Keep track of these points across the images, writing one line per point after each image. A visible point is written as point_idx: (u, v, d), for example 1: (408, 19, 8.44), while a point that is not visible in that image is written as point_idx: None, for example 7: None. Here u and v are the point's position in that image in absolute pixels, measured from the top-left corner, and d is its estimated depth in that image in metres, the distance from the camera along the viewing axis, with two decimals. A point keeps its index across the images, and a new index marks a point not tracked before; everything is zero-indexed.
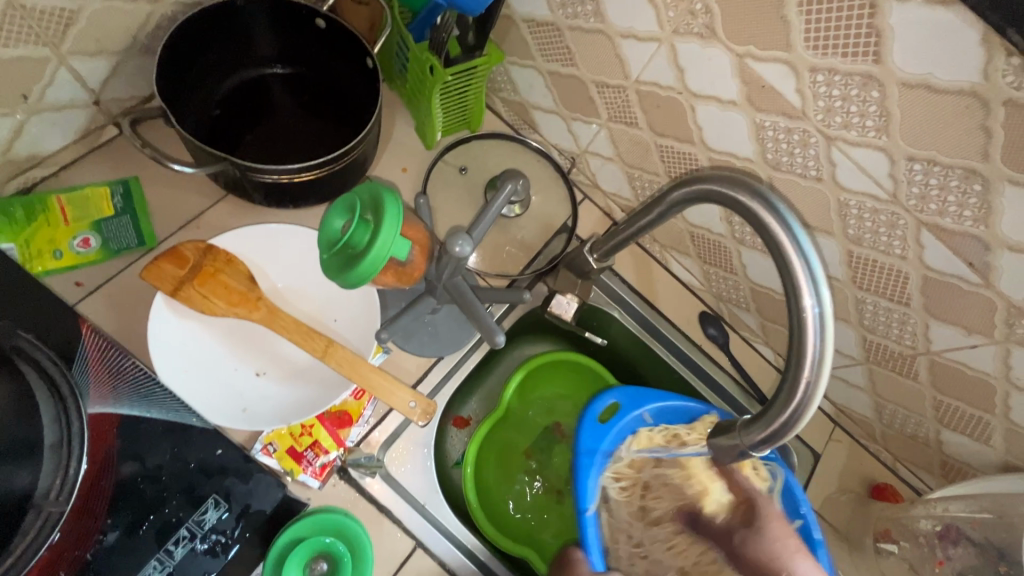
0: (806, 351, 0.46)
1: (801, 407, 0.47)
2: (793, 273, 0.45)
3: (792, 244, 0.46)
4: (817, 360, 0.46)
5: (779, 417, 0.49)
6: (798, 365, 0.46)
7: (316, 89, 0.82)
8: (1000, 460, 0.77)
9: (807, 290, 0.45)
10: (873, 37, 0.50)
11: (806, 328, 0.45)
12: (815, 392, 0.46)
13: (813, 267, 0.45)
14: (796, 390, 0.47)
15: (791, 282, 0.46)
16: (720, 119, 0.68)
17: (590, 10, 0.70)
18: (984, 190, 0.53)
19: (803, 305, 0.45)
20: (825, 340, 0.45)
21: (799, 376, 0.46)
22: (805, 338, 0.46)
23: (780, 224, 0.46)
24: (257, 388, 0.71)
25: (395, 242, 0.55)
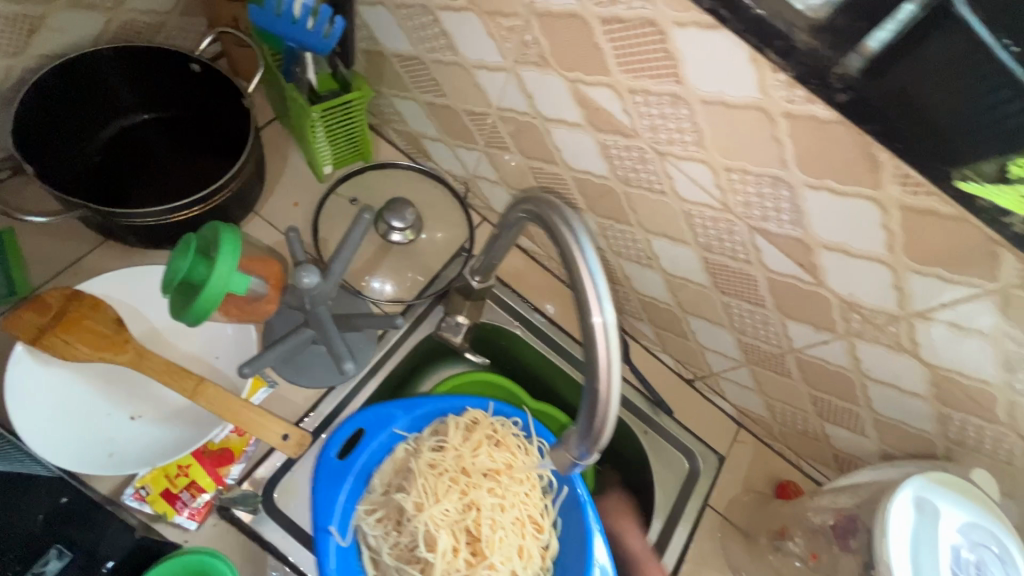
0: (598, 364, 0.49)
1: (600, 418, 0.50)
2: (583, 291, 0.49)
3: (584, 265, 0.49)
4: (608, 372, 0.49)
5: (585, 428, 0.52)
6: (593, 378, 0.49)
7: (198, 131, 0.84)
8: (877, 450, 0.80)
9: (595, 307, 0.48)
10: (669, 60, 0.54)
11: (596, 341, 0.48)
12: (611, 403, 0.49)
13: (601, 286, 0.49)
14: (593, 402, 0.50)
15: (582, 299, 0.49)
16: (572, 140, 0.71)
17: (444, 43, 0.74)
18: (791, 195, 0.57)
19: (592, 321, 0.48)
20: (612, 355, 0.49)
21: (594, 389, 0.49)
22: (595, 351, 0.49)
23: (577, 247, 0.50)
24: (130, 432, 0.70)
25: (232, 276, 0.57)
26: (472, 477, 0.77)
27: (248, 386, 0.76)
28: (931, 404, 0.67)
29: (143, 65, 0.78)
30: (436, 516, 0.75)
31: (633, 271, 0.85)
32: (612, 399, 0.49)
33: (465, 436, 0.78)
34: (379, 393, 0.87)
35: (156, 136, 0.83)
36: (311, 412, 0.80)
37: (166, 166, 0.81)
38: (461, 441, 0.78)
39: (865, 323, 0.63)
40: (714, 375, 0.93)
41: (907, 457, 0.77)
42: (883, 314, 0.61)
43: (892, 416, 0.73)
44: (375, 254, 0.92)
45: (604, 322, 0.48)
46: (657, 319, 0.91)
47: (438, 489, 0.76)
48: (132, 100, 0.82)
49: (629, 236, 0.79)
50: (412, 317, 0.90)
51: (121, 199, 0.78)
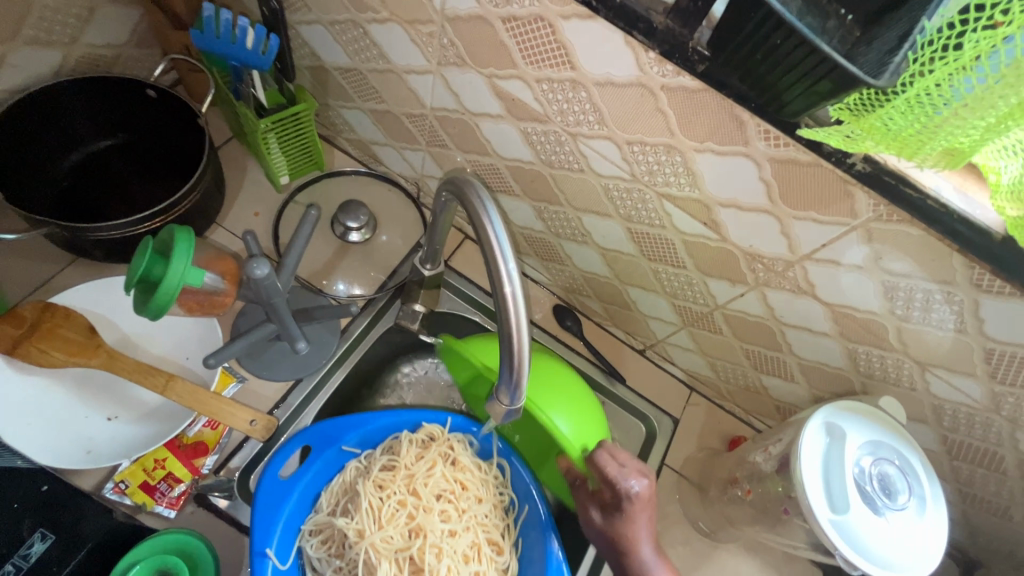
0: (509, 328, 0.56)
1: (515, 375, 0.58)
2: (496, 266, 0.56)
3: (496, 242, 0.56)
4: (519, 335, 0.56)
5: (505, 387, 0.59)
6: (506, 341, 0.56)
7: (160, 152, 0.90)
8: (808, 394, 0.86)
9: (506, 278, 0.55)
10: (562, 49, 0.61)
11: (507, 308, 0.55)
12: (523, 362, 0.57)
13: (510, 260, 0.56)
14: (509, 363, 0.57)
15: (495, 272, 0.56)
16: (498, 131, 0.78)
17: (376, 54, 0.81)
18: (684, 160, 0.64)
19: (503, 291, 0.55)
20: (521, 318, 0.56)
21: (507, 351, 0.57)
22: (506, 316, 0.56)
23: (489, 225, 0.57)
24: (107, 431, 0.75)
25: (188, 270, 0.63)
26: (421, 499, 0.86)
27: (217, 381, 0.82)
28: (839, 341, 0.73)
29: (101, 94, 0.84)
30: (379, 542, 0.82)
31: (573, 250, 0.92)
32: (524, 358, 0.57)
33: (418, 455, 0.87)
34: (346, 385, 0.92)
35: (120, 159, 0.90)
36: (281, 403, 0.85)
37: (130, 186, 0.88)
38: (414, 460, 0.87)
39: (769, 271, 0.70)
40: (661, 343, 1.00)
41: (833, 397, 0.83)
42: (780, 261, 0.68)
43: (811, 359, 0.79)
44: (333, 255, 0.98)
45: (513, 291, 0.55)
46: (602, 294, 0.98)
47: (386, 511, 0.84)
48: (94, 128, 0.88)
49: (563, 216, 0.86)
50: (372, 312, 0.95)
51: (91, 218, 0.84)
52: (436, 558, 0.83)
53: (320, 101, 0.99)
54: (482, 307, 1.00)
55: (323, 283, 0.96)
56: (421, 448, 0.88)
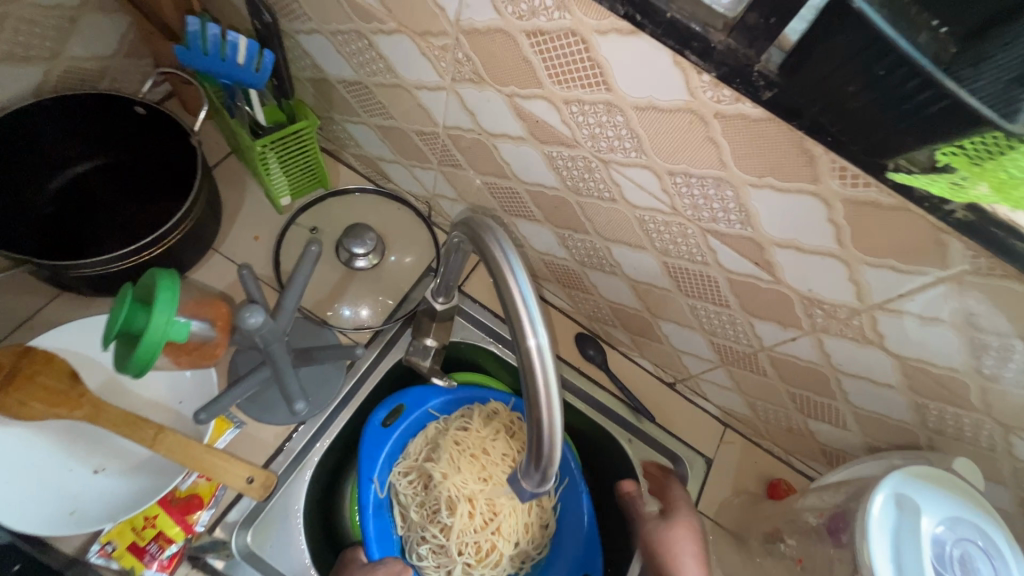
0: (535, 386, 0.47)
1: (547, 442, 0.48)
2: (517, 316, 0.48)
3: (516, 289, 0.49)
4: (547, 395, 0.47)
5: (533, 453, 0.49)
6: (532, 401, 0.48)
7: (151, 174, 0.83)
8: (862, 443, 0.78)
9: (529, 329, 0.47)
10: (596, 69, 0.53)
11: (531, 364, 0.47)
12: (555, 426, 0.48)
13: (534, 309, 0.48)
14: (537, 426, 0.48)
15: (515, 322, 0.48)
16: (519, 153, 0.70)
17: (383, 67, 0.73)
18: (736, 196, 0.55)
19: (526, 343, 0.47)
20: (549, 376, 0.47)
21: (535, 414, 0.48)
22: (532, 373, 0.47)
23: (508, 269, 0.49)
24: (93, 487, 0.69)
25: (172, 323, 0.56)
26: (493, 455, 0.87)
27: (211, 431, 0.75)
28: (906, 394, 0.65)
29: (86, 111, 0.77)
30: (458, 484, 0.85)
31: (600, 279, 0.84)
32: (555, 422, 0.48)
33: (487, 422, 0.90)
34: (353, 422, 0.86)
35: (109, 181, 0.83)
36: (282, 449, 0.79)
37: (119, 212, 0.81)
38: (484, 425, 0.89)
39: (829, 318, 0.62)
40: (694, 378, 0.91)
41: (891, 448, 0.75)
42: (845, 308, 0.59)
43: (870, 409, 0.71)
44: (338, 282, 0.90)
45: (538, 345, 0.47)
46: (630, 326, 0.89)
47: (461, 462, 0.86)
48: (81, 148, 0.81)
49: (589, 245, 0.77)
50: (381, 342, 0.88)
51: (76, 248, 0.77)
52: (501, 507, 0.85)
53: (324, 114, 0.91)
54: (499, 336, 0.93)
55: (327, 312, 0.88)
56: (489, 418, 0.91)
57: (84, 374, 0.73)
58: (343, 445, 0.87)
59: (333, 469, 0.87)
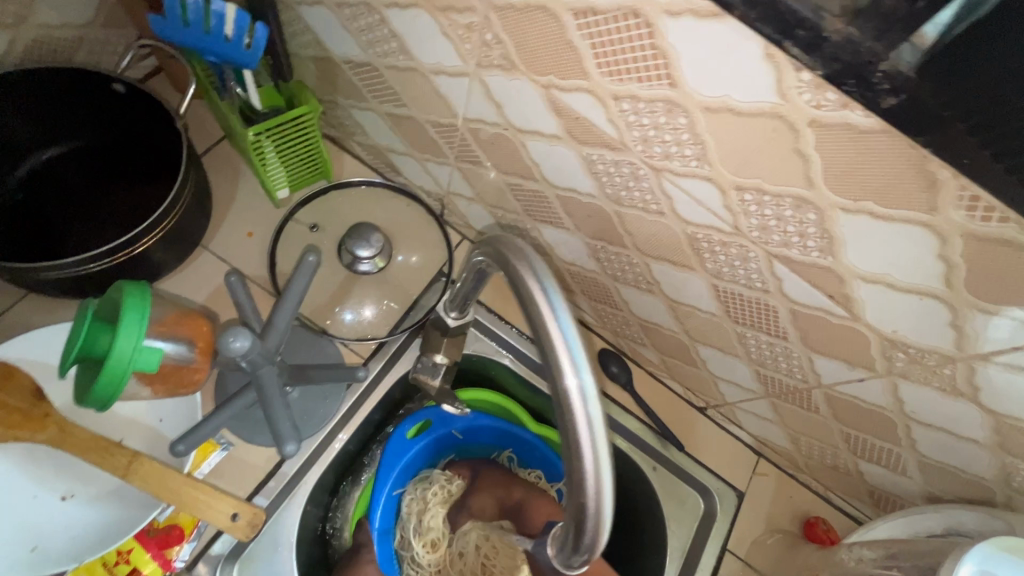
0: (577, 440, 0.37)
1: (592, 511, 0.38)
2: (551, 349, 0.38)
3: (550, 316, 0.39)
4: (592, 452, 0.37)
5: (573, 523, 0.39)
6: (574, 460, 0.38)
7: (133, 160, 0.74)
8: (922, 491, 0.69)
9: (568, 366, 0.38)
10: (660, 59, 0.43)
11: (571, 410, 0.37)
12: (603, 492, 0.37)
13: (574, 342, 0.39)
14: (578, 491, 0.38)
15: (550, 359, 0.38)
16: (551, 154, 0.60)
17: (395, 47, 0.63)
18: (819, 219, 0.46)
19: (564, 382, 0.38)
20: (594, 426, 0.38)
21: (576, 477, 0.38)
22: (571, 423, 0.38)
23: (541, 294, 0.40)
24: (60, 517, 0.61)
25: (139, 350, 0.47)
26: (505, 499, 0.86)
27: (193, 457, 0.67)
28: (991, 451, 0.56)
29: (57, 89, 0.68)
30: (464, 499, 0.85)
31: (633, 296, 0.75)
32: (604, 488, 0.37)
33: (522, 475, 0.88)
34: (351, 442, 0.78)
35: (86, 167, 0.74)
36: (274, 474, 0.70)
37: (96, 203, 0.72)
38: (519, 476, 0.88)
39: (912, 363, 0.53)
40: (729, 405, 0.83)
41: (957, 501, 0.66)
42: (935, 354, 0.50)
43: (941, 460, 0.62)
44: (339, 286, 0.81)
45: (580, 386, 0.38)
46: (662, 346, 0.80)
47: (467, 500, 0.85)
48: (54, 128, 0.72)
49: (625, 260, 0.68)
50: (385, 356, 0.80)
51: (47, 244, 0.69)
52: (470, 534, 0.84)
53: (327, 97, 0.81)
54: (515, 350, 0.84)
55: (327, 320, 0.80)
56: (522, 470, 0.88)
57: (50, 388, 0.65)
58: (340, 467, 0.79)
59: (329, 491, 0.79)
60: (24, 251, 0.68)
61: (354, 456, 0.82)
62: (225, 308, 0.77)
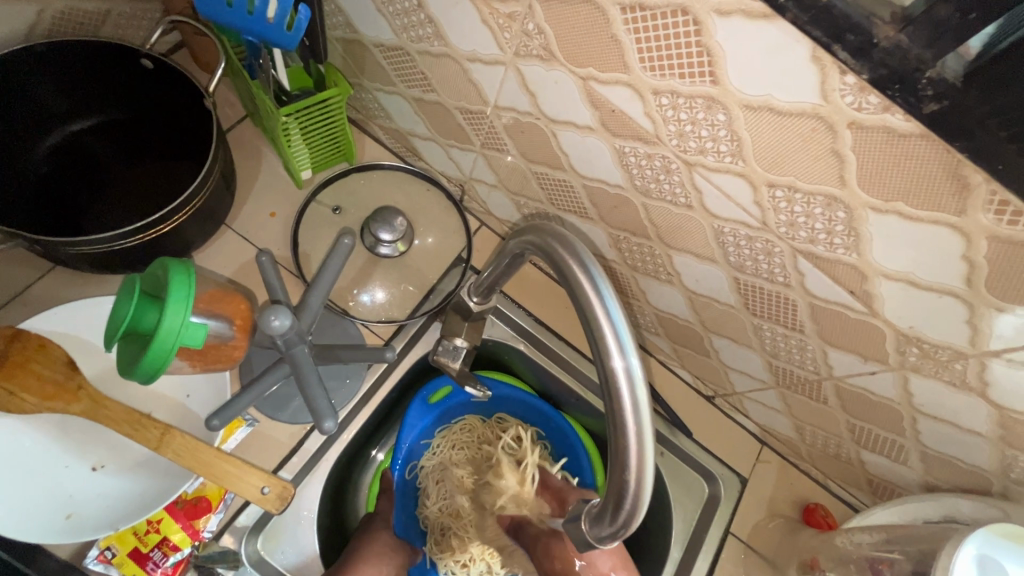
0: (623, 420, 0.40)
1: (634, 488, 0.40)
2: (600, 333, 0.41)
3: (599, 304, 0.41)
4: (637, 431, 0.40)
5: (613, 499, 0.41)
6: (619, 438, 0.40)
7: (159, 137, 0.74)
8: (920, 480, 0.72)
9: (615, 348, 0.40)
10: (705, 56, 0.44)
11: (618, 391, 0.40)
12: (644, 470, 0.40)
13: (622, 327, 0.41)
14: (622, 467, 0.40)
15: (599, 342, 0.41)
16: (582, 145, 0.62)
17: (431, 32, 0.63)
18: (848, 218, 0.48)
19: (611, 364, 0.40)
20: (639, 408, 0.40)
21: (620, 457, 0.40)
22: (618, 405, 0.40)
23: (588, 282, 0.42)
24: (92, 486, 0.63)
25: (187, 326, 0.48)
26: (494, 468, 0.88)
27: (221, 432, 0.68)
28: (993, 443, 0.59)
29: (87, 63, 0.67)
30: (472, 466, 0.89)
31: (650, 286, 0.76)
32: (646, 465, 0.40)
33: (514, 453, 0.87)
34: (370, 422, 0.80)
35: (111, 142, 0.74)
36: (298, 450, 0.72)
37: (121, 178, 0.72)
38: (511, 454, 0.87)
39: (925, 358, 0.55)
40: (738, 395, 0.85)
41: (954, 490, 0.69)
42: (948, 350, 0.53)
43: (943, 451, 0.65)
44: (361, 269, 0.82)
45: (627, 368, 0.40)
46: (676, 336, 0.82)
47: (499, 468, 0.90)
48: (81, 101, 0.72)
49: (647, 251, 0.70)
50: (405, 337, 0.81)
51: (73, 218, 0.69)
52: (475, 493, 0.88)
53: (353, 80, 0.81)
54: (530, 336, 0.86)
55: (348, 301, 0.81)
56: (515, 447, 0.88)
57: (78, 361, 0.66)
58: (357, 446, 0.80)
59: (346, 468, 0.81)
60: (51, 224, 0.68)
61: (370, 434, 0.83)
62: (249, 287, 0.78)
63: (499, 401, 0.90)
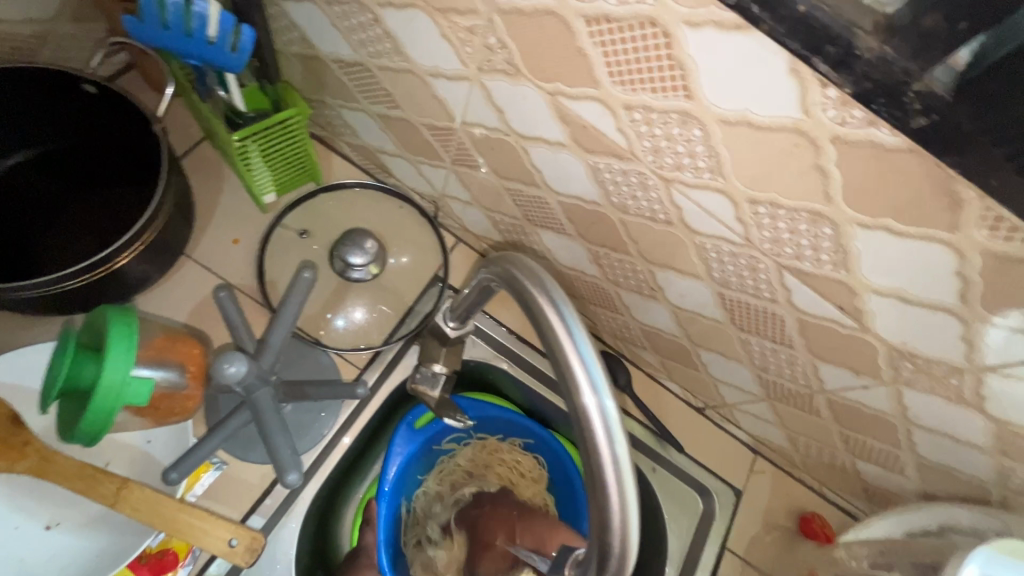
0: (601, 470, 0.37)
1: (618, 546, 0.37)
2: (569, 370, 0.38)
3: (567, 340, 0.38)
4: (618, 481, 0.37)
5: (597, 556, 0.38)
6: (598, 490, 0.37)
7: (106, 165, 0.69)
8: (917, 489, 0.70)
9: (586, 387, 0.37)
10: (677, 70, 0.41)
11: (593, 436, 0.37)
12: (628, 526, 0.37)
13: (593, 363, 0.38)
14: (602, 524, 0.37)
15: (568, 382, 0.38)
16: (555, 161, 0.58)
17: (390, 48, 0.60)
18: (835, 234, 0.45)
19: (583, 404, 0.37)
20: (619, 459, 0.37)
21: (601, 515, 0.37)
22: (595, 454, 0.37)
23: (555, 315, 0.39)
24: (48, 547, 0.59)
25: (130, 382, 0.45)
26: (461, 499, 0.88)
27: (185, 479, 0.64)
28: (991, 454, 0.57)
29: (23, 91, 0.63)
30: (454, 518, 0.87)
31: (634, 301, 0.73)
32: (629, 518, 0.37)
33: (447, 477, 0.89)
34: (350, 453, 0.76)
35: (55, 175, 0.69)
36: (272, 490, 0.68)
37: (68, 212, 0.68)
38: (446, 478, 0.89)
39: (919, 372, 0.53)
40: (729, 407, 0.83)
41: (952, 499, 0.67)
42: (943, 365, 0.50)
43: (939, 461, 0.63)
44: (331, 294, 0.78)
45: (600, 408, 0.37)
46: (663, 350, 0.80)
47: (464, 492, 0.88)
48: (21, 131, 0.67)
49: (628, 267, 0.67)
50: (382, 365, 0.77)
51: (19, 258, 0.65)
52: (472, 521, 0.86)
53: (315, 96, 0.77)
54: (514, 355, 0.83)
55: (320, 329, 0.77)
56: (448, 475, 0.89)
57: (25, 414, 0.61)
58: (337, 480, 0.76)
59: (326, 503, 0.77)
60: None
61: (351, 466, 0.80)
62: (213, 321, 0.74)
63: (488, 421, 0.87)
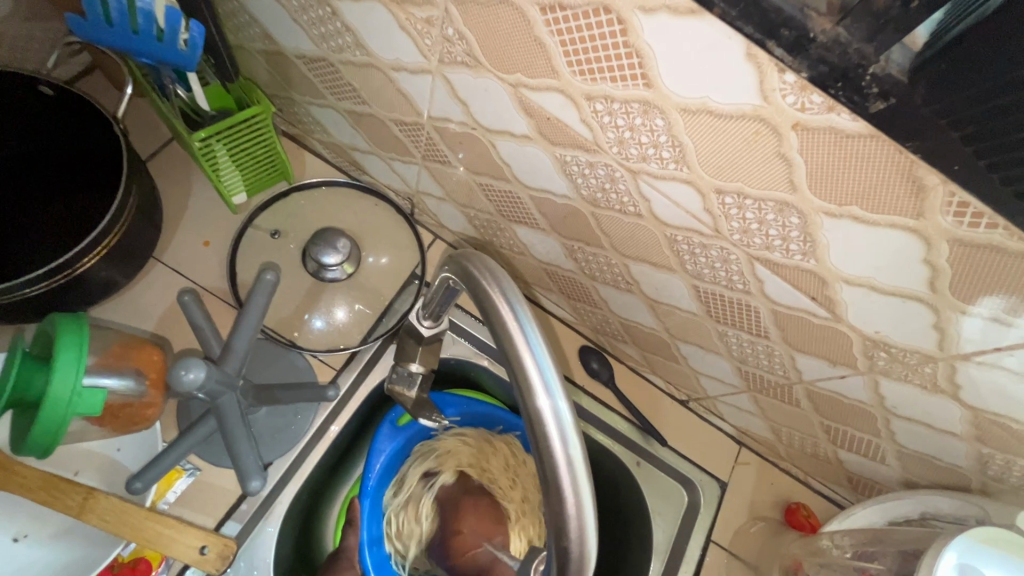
0: (556, 473, 0.36)
1: (576, 549, 0.36)
2: (522, 371, 0.37)
3: (521, 339, 0.37)
4: (573, 484, 0.36)
5: (556, 560, 0.37)
6: (554, 494, 0.36)
7: (62, 168, 0.67)
8: (899, 478, 0.70)
9: (540, 388, 0.36)
10: (634, 58, 0.40)
11: (547, 437, 0.36)
12: (585, 529, 0.36)
13: (547, 363, 0.37)
14: (560, 529, 0.36)
15: (522, 383, 0.37)
16: (522, 154, 0.57)
17: (351, 42, 0.58)
18: (802, 223, 0.44)
19: (537, 405, 0.36)
20: (574, 460, 0.36)
21: (558, 519, 0.36)
22: (550, 457, 0.36)
23: (509, 314, 0.38)
24: (16, 559, 0.58)
25: (80, 392, 0.44)
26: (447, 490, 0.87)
27: (156, 487, 0.63)
28: (968, 442, 0.56)
29: None
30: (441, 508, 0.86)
31: (612, 295, 0.72)
32: (586, 521, 0.36)
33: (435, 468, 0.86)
34: (328, 456, 0.75)
35: (13, 180, 0.67)
36: (246, 496, 0.67)
37: (29, 217, 0.66)
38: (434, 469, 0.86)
39: (893, 361, 0.52)
40: (711, 399, 0.82)
41: (933, 487, 0.67)
42: (916, 354, 0.50)
43: (919, 450, 0.62)
44: (306, 295, 0.77)
45: (554, 409, 0.36)
46: (644, 343, 0.79)
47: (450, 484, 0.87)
48: None
49: (603, 261, 0.66)
50: (358, 365, 0.76)
51: None
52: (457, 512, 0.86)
53: (282, 93, 0.76)
54: (494, 352, 0.82)
55: (294, 331, 0.76)
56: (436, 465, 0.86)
57: None
58: (315, 484, 0.75)
59: (306, 506, 0.76)
60: None
61: (331, 469, 0.79)
62: (183, 325, 0.72)
63: (470, 419, 0.86)
